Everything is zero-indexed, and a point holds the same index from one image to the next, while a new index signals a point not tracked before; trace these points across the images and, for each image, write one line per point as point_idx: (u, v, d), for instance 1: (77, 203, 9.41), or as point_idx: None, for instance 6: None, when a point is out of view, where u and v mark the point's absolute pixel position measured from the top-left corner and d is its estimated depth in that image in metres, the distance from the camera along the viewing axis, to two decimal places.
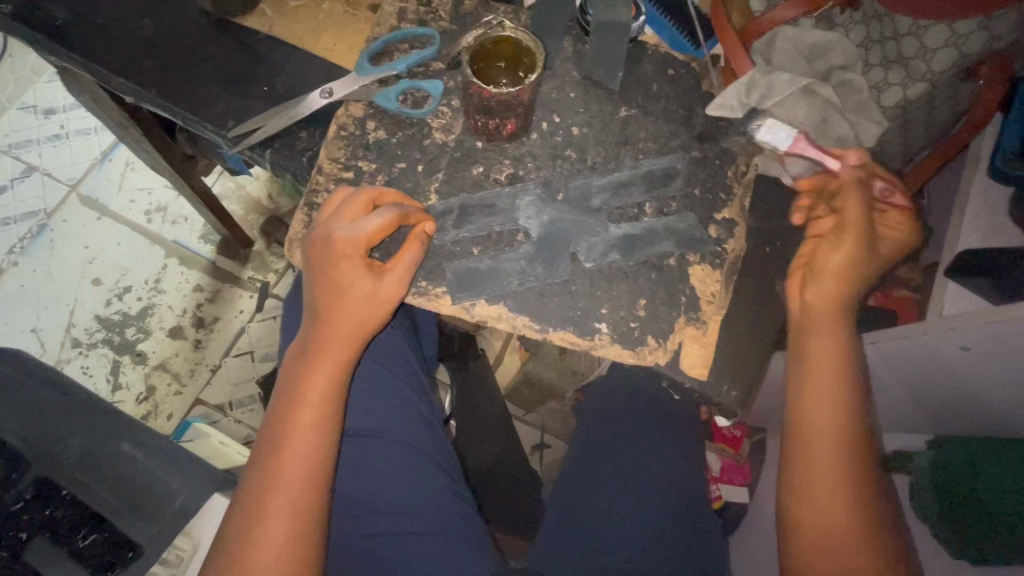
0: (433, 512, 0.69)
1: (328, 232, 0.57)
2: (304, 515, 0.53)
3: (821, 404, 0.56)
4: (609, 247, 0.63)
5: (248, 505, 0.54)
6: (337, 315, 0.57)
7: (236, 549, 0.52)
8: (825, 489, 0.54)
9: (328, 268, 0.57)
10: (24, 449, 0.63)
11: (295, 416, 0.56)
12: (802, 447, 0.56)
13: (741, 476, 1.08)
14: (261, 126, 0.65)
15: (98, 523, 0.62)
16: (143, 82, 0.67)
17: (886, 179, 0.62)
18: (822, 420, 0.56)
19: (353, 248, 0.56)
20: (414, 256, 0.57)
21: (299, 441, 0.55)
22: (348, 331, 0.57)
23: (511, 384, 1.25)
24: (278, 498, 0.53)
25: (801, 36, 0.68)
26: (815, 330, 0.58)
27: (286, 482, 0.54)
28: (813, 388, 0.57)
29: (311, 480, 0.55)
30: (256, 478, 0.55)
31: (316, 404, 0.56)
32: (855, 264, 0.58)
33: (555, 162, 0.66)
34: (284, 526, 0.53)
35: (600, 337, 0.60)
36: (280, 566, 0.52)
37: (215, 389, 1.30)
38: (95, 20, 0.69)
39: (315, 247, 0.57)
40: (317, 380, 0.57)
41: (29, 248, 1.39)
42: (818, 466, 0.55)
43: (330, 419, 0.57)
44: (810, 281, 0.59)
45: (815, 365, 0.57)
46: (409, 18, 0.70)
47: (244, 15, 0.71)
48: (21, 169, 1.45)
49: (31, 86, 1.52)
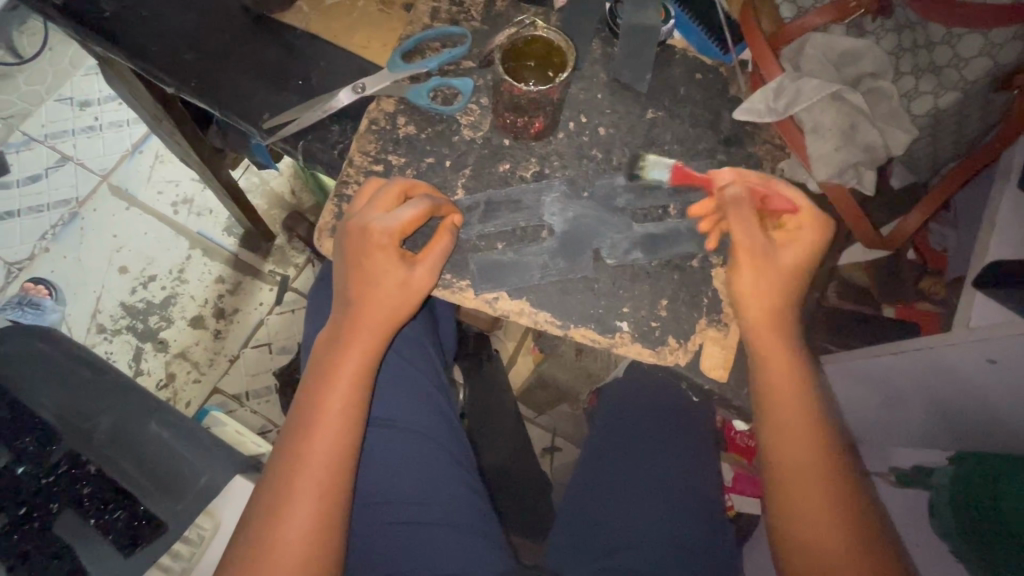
0: (448, 502, 0.70)
1: (363, 222, 0.58)
2: (327, 503, 0.54)
3: (800, 433, 0.56)
4: (632, 244, 0.63)
5: (272, 491, 0.55)
6: (366, 302, 0.58)
7: (260, 529, 0.54)
8: (813, 498, 0.55)
9: (362, 258, 0.58)
10: (54, 425, 0.65)
11: (323, 402, 0.57)
12: (792, 476, 0.56)
13: (754, 488, 1.06)
14: (294, 119, 0.67)
15: (126, 498, 0.63)
16: (184, 73, 0.69)
17: (760, 183, 0.60)
18: (794, 436, 0.56)
19: (388, 237, 0.57)
20: (442, 248, 0.59)
21: (325, 428, 0.56)
22: (377, 320, 0.58)
23: (524, 386, 1.25)
24: (305, 480, 0.55)
25: (831, 43, 0.68)
26: (766, 357, 0.58)
27: (313, 465, 0.55)
28: (788, 418, 0.57)
29: (337, 468, 0.56)
30: (284, 459, 0.56)
31: (343, 392, 0.57)
32: (757, 287, 0.57)
33: (581, 162, 0.66)
34: (308, 511, 0.54)
35: (621, 336, 0.61)
36: (303, 546, 0.53)
37: (232, 379, 1.34)
38: (141, 14, 0.71)
39: (348, 236, 0.59)
40: (346, 368, 0.58)
41: (60, 235, 1.43)
42: (800, 479, 0.56)
43: (356, 407, 0.58)
44: (745, 307, 0.59)
45: (777, 398, 0.57)
46: (441, 17, 0.71)
47: (282, 12, 0.73)
48: (56, 159, 1.50)
49: (68, 78, 1.57)
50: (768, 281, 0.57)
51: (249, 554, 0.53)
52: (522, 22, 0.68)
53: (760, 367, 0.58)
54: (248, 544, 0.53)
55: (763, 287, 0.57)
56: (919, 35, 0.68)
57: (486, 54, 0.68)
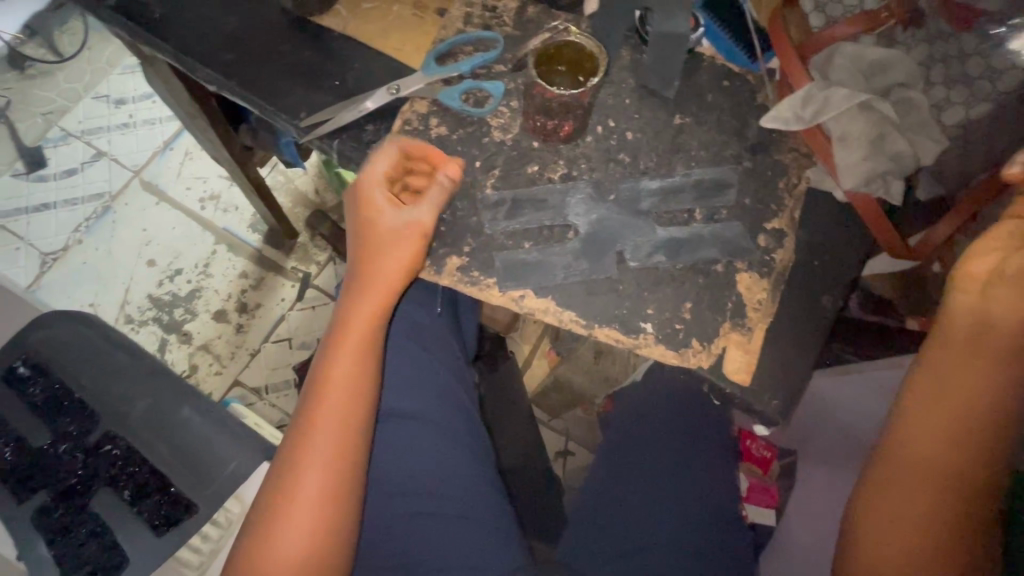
0: (464, 500, 0.71)
1: (360, 183, 0.63)
2: (337, 468, 0.56)
3: (933, 457, 0.51)
4: (655, 248, 0.64)
5: (287, 455, 0.57)
6: (379, 281, 0.61)
7: (276, 495, 0.56)
8: (908, 511, 0.51)
9: (360, 217, 0.62)
10: (91, 410, 0.67)
11: (332, 367, 0.59)
12: (888, 493, 0.52)
13: (768, 498, 1.00)
14: (330, 118, 0.69)
15: (158, 482, 0.65)
16: (226, 72, 0.72)
17: None
18: (947, 452, 0.50)
19: (378, 188, 0.62)
20: (435, 198, 0.61)
21: (332, 402, 0.58)
22: (376, 282, 0.61)
23: (539, 388, 1.26)
24: (315, 443, 0.57)
25: (861, 52, 0.68)
26: (984, 366, 0.51)
27: (322, 428, 0.57)
28: (921, 435, 0.52)
29: (342, 442, 0.57)
30: (298, 424, 0.58)
31: (350, 355, 0.60)
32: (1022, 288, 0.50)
33: (608, 165, 0.67)
34: (314, 484, 0.56)
35: (645, 337, 0.61)
36: (314, 512, 0.55)
37: (252, 372, 1.37)
38: (186, 15, 0.74)
39: (352, 203, 0.64)
40: (353, 331, 0.60)
41: (93, 227, 1.48)
42: (906, 488, 0.51)
43: (362, 385, 0.59)
44: (979, 302, 0.52)
45: (927, 411, 0.52)
46: (474, 23, 0.73)
47: (321, 15, 0.75)
48: (91, 154, 1.55)
49: (105, 77, 1.62)
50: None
51: (264, 517, 0.56)
52: (555, 29, 0.70)
53: (945, 379, 0.52)
54: (263, 507, 0.56)
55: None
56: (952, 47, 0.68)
57: (518, 61, 0.71)
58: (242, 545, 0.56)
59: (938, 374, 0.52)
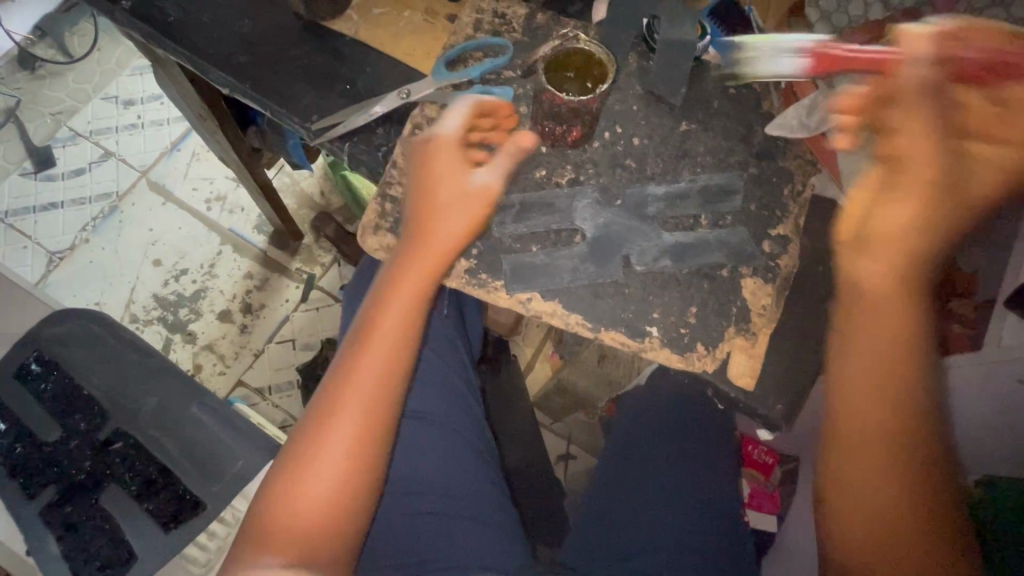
0: (474, 501, 0.72)
1: (431, 133, 0.63)
2: (371, 424, 0.57)
3: (877, 441, 0.52)
4: (662, 252, 0.64)
5: (325, 397, 0.58)
6: (439, 239, 0.61)
7: (309, 437, 0.57)
8: (864, 478, 0.53)
9: (427, 168, 0.62)
10: (100, 406, 0.68)
11: (381, 319, 0.60)
12: (853, 488, 0.53)
13: (771, 504, 1.01)
14: (342, 121, 0.70)
15: (166, 480, 0.66)
16: (238, 75, 0.73)
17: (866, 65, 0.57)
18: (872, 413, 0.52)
19: (451, 142, 0.62)
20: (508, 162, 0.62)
21: (367, 371, 0.58)
22: (438, 243, 0.60)
23: (542, 392, 1.27)
24: (354, 392, 0.58)
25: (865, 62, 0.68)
26: (882, 342, 0.53)
27: (361, 379, 0.58)
28: (860, 423, 0.53)
29: (371, 414, 0.57)
30: (340, 368, 0.59)
31: (401, 310, 0.60)
32: (892, 253, 0.53)
33: (615, 170, 0.68)
34: (341, 450, 0.56)
35: (651, 340, 0.62)
36: (342, 463, 0.56)
37: (256, 372, 1.38)
38: (201, 19, 0.75)
39: (418, 150, 0.64)
40: (407, 286, 0.60)
41: (100, 227, 1.50)
42: (857, 459, 0.53)
43: (400, 361, 0.59)
44: (859, 277, 0.54)
45: (857, 402, 0.53)
46: (484, 29, 0.74)
47: (333, 20, 0.76)
48: (99, 154, 1.56)
49: (114, 78, 1.63)
50: (906, 253, 0.53)
51: (294, 458, 0.57)
52: (565, 36, 0.69)
53: (857, 368, 0.53)
54: (296, 445, 0.57)
55: (897, 253, 0.53)
56: None
57: (526, 66, 0.71)
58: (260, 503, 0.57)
59: (857, 362, 0.53)
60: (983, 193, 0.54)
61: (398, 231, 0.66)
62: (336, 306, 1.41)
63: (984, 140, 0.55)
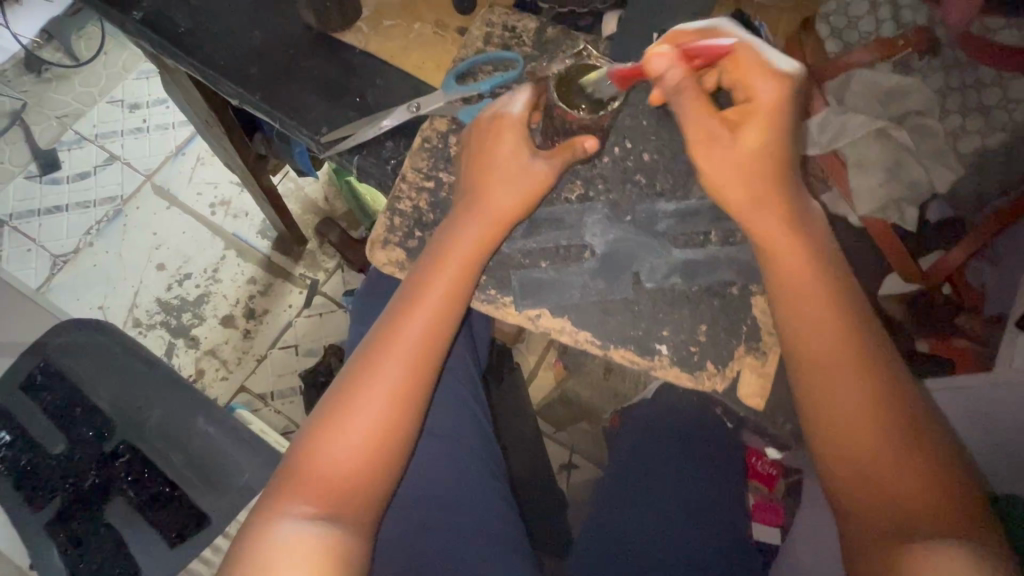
0: (482, 517, 0.71)
1: (497, 112, 0.63)
2: (406, 391, 0.58)
3: (861, 423, 0.53)
4: (672, 269, 0.64)
5: (365, 355, 0.59)
6: (487, 214, 0.62)
7: (346, 395, 0.58)
8: (862, 437, 0.53)
9: (484, 145, 0.63)
10: (105, 418, 0.68)
11: (425, 290, 0.60)
12: (859, 481, 0.53)
13: (773, 516, 1.01)
14: (353, 135, 0.70)
15: (171, 493, 0.66)
16: (249, 87, 0.73)
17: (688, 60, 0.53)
18: (835, 363, 0.55)
19: (514, 126, 0.62)
20: (566, 157, 0.61)
21: (408, 339, 0.59)
22: (483, 220, 0.62)
23: (545, 401, 1.27)
24: (393, 356, 0.59)
25: (876, 79, 0.70)
26: (815, 321, 0.56)
27: (401, 345, 0.59)
28: (837, 409, 0.54)
29: (404, 382, 0.58)
30: (381, 329, 0.60)
31: (445, 284, 0.60)
32: (794, 232, 0.57)
33: (625, 186, 0.67)
34: (374, 414, 0.57)
35: (660, 358, 0.62)
36: (374, 425, 0.57)
37: (258, 378, 1.37)
38: (211, 30, 0.75)
39: (474, 130, 0.64)
40: (453, 261, 0.61)
41: (105, 230, 1.50)
42: (847, 417, 0.54)
43: (439, 335, 0.60)
44: (771, 259, 0.58)
45: (828, 388, 0.55)
46: (494, 42, 0.74)
47: (343, 32, 0.76)
48: (105, 157, 1.56)
49: (120, 82, 1.64)
50: (807, 231, 0.57)
51: (330, 413, 0.58)
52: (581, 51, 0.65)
53: (806, 351, 0.56)
54: (332, 400, 0.58)
55: (796, 230, 0.57)
56: (968, 75, 0.69)
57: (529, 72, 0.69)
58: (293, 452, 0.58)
59: (807, 345, 0.56)
60: (747, 156, 0.55)
61: (407, 245, 0.66)
62: (339, 312, 1.41)
63: (746, 94, 0.55)
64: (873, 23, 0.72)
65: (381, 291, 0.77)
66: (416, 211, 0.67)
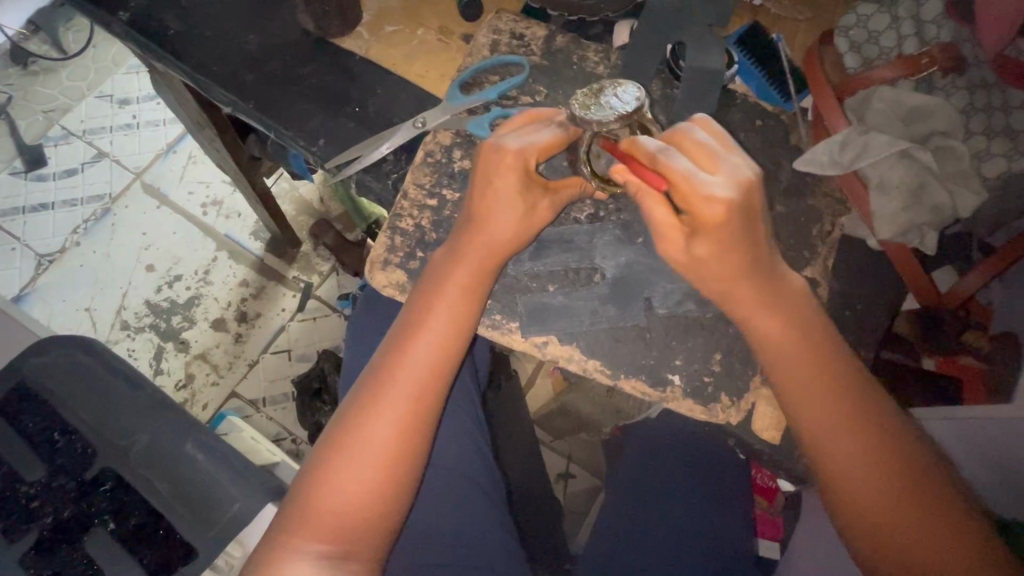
0: (486, 548, 0.68)
1: (498, 142, 0.57)
2: (408, 425, 0.55)
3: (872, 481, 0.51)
4: (685, 295, 0.61)
5: (366, 390, 0.56)
6: (493, 240, 0.58)
7: (346, 435, 0.55)
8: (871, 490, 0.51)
9: (489, 176, 0.58)
10: (87, 444, 0.64)
11: (427, 321, 0.57)
12: (870, 525, 0.51)
13: (772, 530, 0.96)
14: (356, 156, 0.66)
15: (156, 521, 0.62)
16: (243, 94, 0.69)
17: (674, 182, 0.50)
18: (831, 420, 0.53)
19: (521, 160, 0.57)
20: (570, 191, 0.61)
21: (412, 372, 0.56)
22: (489, 247, 0.58)
23: (544, 410, 1.24)
24: (396, 390, 0.56)
25: (900, 98, 0.67)
26: (811, 395, 0.54)
27: (403, 377, 0.56)
28: (859, 475, 0.52)
29: (410, 416, 0.55)
30: (381, 362, 0.57)
31: (448, 314, 0.57)
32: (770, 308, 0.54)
33: (637, 207, 0.64)
34: (377, 450, 0.54)
35: (673, 390, 0.59)
36: (375, 466, 0.54)
37: (250, 384, 1.34)
38: (203, 32, 0.71)
39: (481, 157, 0.58)
40: (453, 289, 0.57)
41: (92, 230, 1.45)
42: (852, 472, 0.52)
43: (445, 365, 0.57)
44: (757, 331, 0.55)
45: (841, 455, 0.52)
46: (501, 50, 0.70)
47: (343, 37, 0.72)
48: (92, 154, 1.51)
49: (110, 76, 1.58)
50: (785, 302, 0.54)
51: (329, 452, 0.55)
52: (636, 112, 0.56)
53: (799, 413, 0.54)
54: (332, 440, 0.55)
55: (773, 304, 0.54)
56: (994, 97, 0.67)
57: (578, 115, 0.56)
58: (291, 497, 0.55)
59: (802, 410, 0.54)
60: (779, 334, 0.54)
61: (408, 266, 0.63)
62: (333, 317, 1.37)
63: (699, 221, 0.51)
64: (895, 38, 0.70)
65: (379, 312, 0.74)
66: (418, 230, 0.64)
